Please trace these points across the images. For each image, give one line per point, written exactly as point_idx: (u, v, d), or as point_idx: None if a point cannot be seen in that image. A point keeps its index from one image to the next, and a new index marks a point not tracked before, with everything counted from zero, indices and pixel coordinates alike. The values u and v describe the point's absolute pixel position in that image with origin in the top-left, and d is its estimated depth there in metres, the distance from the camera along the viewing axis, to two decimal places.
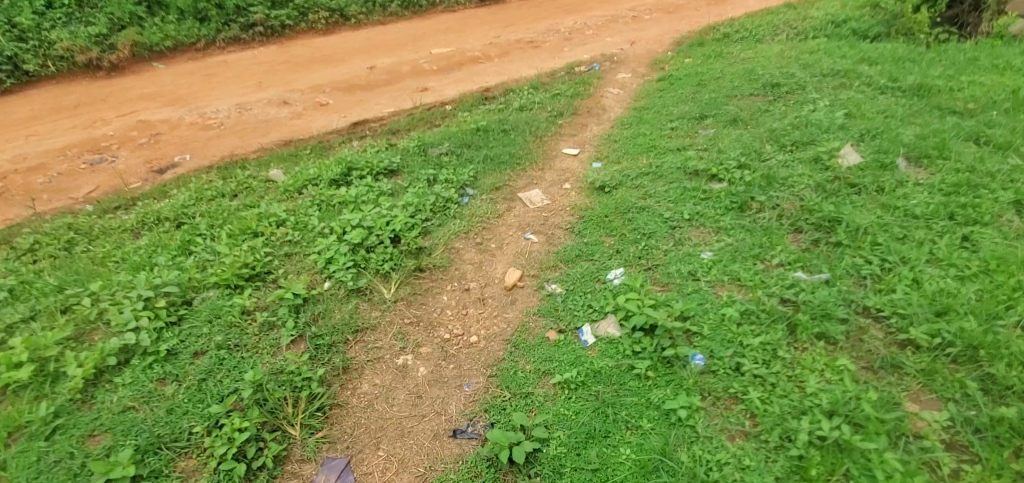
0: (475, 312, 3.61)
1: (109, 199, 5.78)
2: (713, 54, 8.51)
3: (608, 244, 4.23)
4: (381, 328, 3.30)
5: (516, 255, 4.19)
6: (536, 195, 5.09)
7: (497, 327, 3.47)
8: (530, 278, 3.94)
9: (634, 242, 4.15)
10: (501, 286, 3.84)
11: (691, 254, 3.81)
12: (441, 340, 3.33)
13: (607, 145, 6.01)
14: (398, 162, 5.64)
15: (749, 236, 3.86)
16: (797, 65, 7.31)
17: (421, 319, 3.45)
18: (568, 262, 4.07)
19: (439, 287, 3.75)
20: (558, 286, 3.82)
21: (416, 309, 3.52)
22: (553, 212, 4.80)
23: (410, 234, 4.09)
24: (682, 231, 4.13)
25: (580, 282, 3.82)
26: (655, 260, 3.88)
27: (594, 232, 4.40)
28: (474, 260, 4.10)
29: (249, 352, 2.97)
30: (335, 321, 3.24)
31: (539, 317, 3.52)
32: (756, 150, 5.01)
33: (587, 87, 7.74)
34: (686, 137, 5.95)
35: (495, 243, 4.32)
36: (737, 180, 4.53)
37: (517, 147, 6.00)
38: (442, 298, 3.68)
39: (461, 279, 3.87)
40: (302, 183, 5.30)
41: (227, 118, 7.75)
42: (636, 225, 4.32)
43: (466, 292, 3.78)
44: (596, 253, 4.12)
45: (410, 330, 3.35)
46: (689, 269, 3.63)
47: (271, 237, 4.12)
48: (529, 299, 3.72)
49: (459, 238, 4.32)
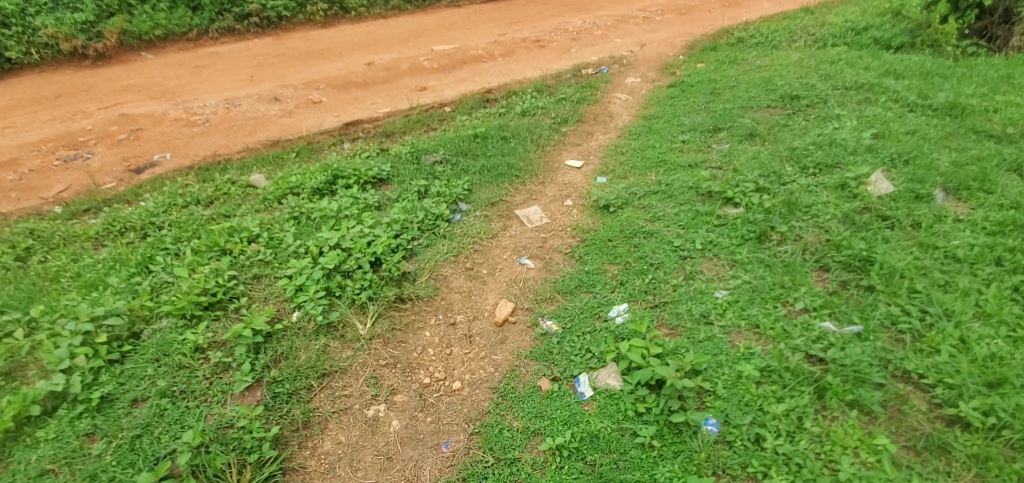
0: (460, 352, 3.22)
1: (80, 201, 5.42)
2: (727, 60, 8.08)
3: (611, 273, 3.84)
4: (352, 371, 2.92)
5: (510, 284, 3.80)
6: (535, 212, 4.69)
7: (483, 371, 3.09)
8: (523, 312, 3.55)
9: (639, 273, 3.75)
10: (491, 321, 3.46)
11: (703, 291, 3.41)
12: (418, 386, 2.94)
13: (613, 158, 5.60)
14: (388, 170, 5.25)
15: (770, 273, 3.47)
16: (818, 75, 6.88)
17: (398, 359, 3.07)
18: (566, 294, 3.68)
19: (421, 321, 3.37)
20: (554, 323, 3.43)
21: (393, 347, 3.13)
22: (552, 233, 4.41)
23: (393, 258, 3.70)
24: (694, 262, 3.73)
25: (579, 319, 3.43)
26: (662, 296, 3.49)
27: (596, 258, 4.00)
28: (463, 288, 3.71)
29: (195, 400, 2.60)
30: (300, 363, 2.86)
31: (531, 361, 3.13)
32: (775, 172, 4.60)
33: (594, 92, 7.32)
34: (698, 152, 5.55)
35: (487, 269, 3.93)
36: (755, 206, 4.12)
37: (516, 156, 5.60)
38: (424, 333, 3.29)
39: (447, 311, 3.49)
40: (283, 191, 4.92)
41: (213, 114, 7.36)
42: (642, 252, 3.92)
43: (452, 327, 3.39)
44: (597, 284, 3.73)
45: (385, 373, 2.96)
46: (701, 311, 3.24)
47: (239, 257, 3.74)
48: (521, 337, 3.33)
49: (447, 262, 3.93)
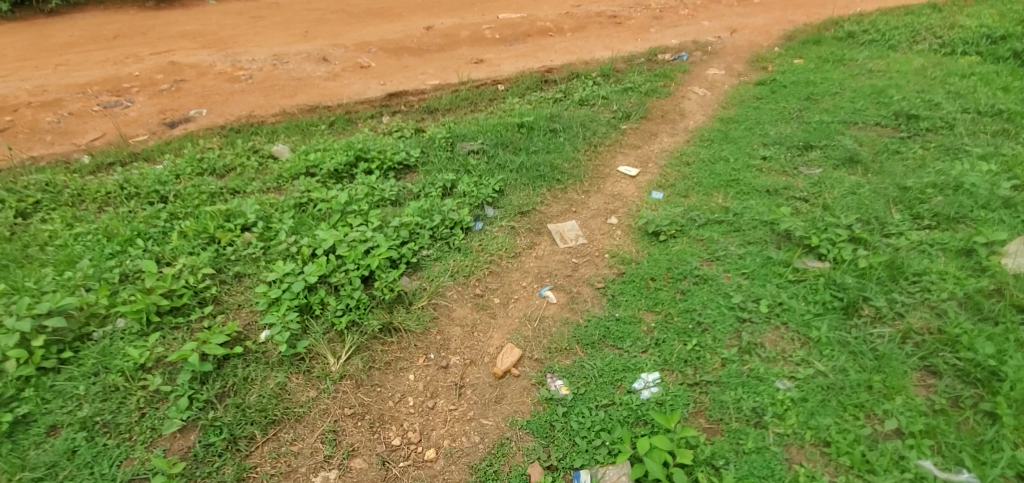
0: (444, 407, 2.68)
1: (105, 153, 5.25)
2: (832, 58, 6.84)
3: (647, 327, 3.12)
4: (309, 420, 2.46)
5: (522, 322, 3.19)
6: (571, 229, 3.99)
7: (466, 439, 2.54)
8: (531, 363, 2.94)
9: (683, 333, 3.01)
10: (490, 369, 2.88)
11: (761, 376, 2.67)
12: (384, 450, 2.45)
13: (676, 169, 4.74)
14: (416, 156, 4.66)
15: (856, 364, 2.67)
16: (945, 91, 5.65)
17: (368, 409, 2.58)
18: (588, 347, 3.01)
19: (408, 359, 2.85)
20: (565, 384, 2.80)
21: (365, 393, 2.64)
22: (585, 259, 3.71)
23: (388, 275, 3.17)
24: (754, 330, 2.96)
25: (597, 384, 2.79)
26: (707, 371, 2.77)
27: (632, 304, 3.29)
28: (465, 320, 3.14)
29: (116, 437, 2.26)
30: (249, 403, 2.43)
31: (527, 435, 2.56)
32: (878, 217, 3.66)
33: (666, 83, 6.39)
34: (781, 175, 4.59)
35: (500, 298, 3.33)
36: (847, 264, 3.25)
37: (563, 155, 4.81)
38: (407, 376, 2.77)
39: (441, 350, 2.94)
40: (299, 169, 4.46)
41: (258, 70, 7.02)
42: (689, 305, 3.18)
43: (442, 371, 2.85)
44: (627, 340, 3.04)
45: (347, 427, 2.48)
46: (754, 406, 2.52)
47: (223, 251, 3.33)
48: (522, 398, 2.74)
49: (453, 284, 3.35)
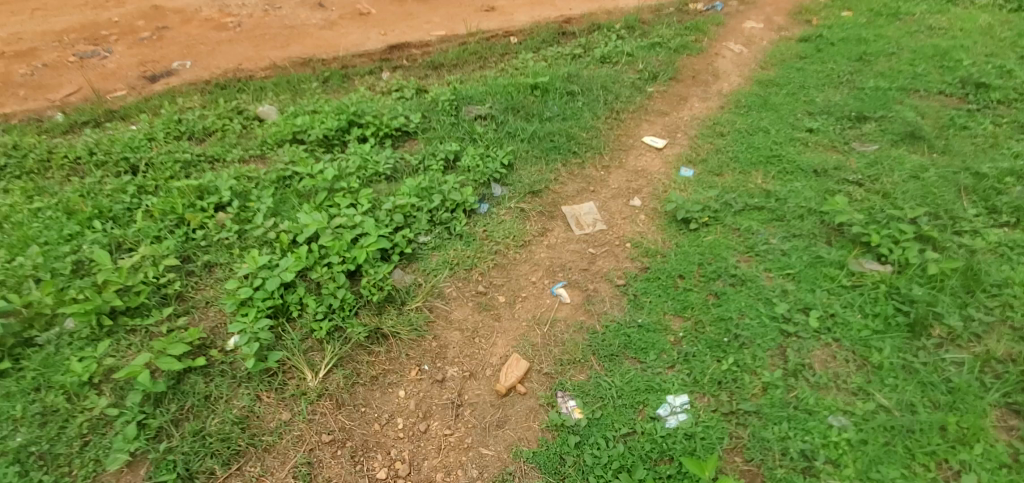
0: (437, 431, 2.33)
1: (80, 111, 4.80)
2: (887, 10, 6.03)
3: (674, 337, 2.71)
4: (281, 451, 2.14)
5: (530, 326, 2.78)
6: (589, 213, 3.51)
7: (462, 473, 2.21)
8: (539, 378, 2.55)
9: (716, 348, 2.60)
10: (492, 385, 2.51)
11: (810, 409, 2.28)
12: None
13: (709, 140, 4.15)
14: (415, 121, 4.12)
15: (925, 399, 2.29)
16: (1018, 56, 4.94)
17: (349, 435, 2.24)
18: (605, 360, 2.61)
19: (397, 372, 2.48)
20: (579, 407, 2.43)
21: (347, 415, 2.29)
22: (603, 250, 3.25)
23: (378, 270, 2.75)
24: (801, 347, 2.54)
25: (615, 408, 2.41)
26: (744, 397, 2.38)
27: (657, 308, 2.85)
28: (465, 324, 2.74)
29: (54, 473, 1.97)
30: (209, 430, 2.11)
31: (532, 471, 2.22)
32: (948, 211, 3.17)
33: (698, 37, 5.68)
34: (830, 151, 4.02)
35: (505, 296, 2.92)
36: (913, 270, 2.78)
37: (581, 123, 4.23)
38: (396, 393, 2.42)
39: (437, 360, 2.57)
40: (283, 134, 3.96)
41: (248, 16, 6.37)
42: (724, 312, 2.75)
43: (437, 386, 2.48)
44: (651, 353, 2.63)
45: (325, 459, 2.16)
46: (802, 448, 2.16)
47: (193, 237, 2.95)
48: (527, 421, 2.38)
49: (453, 279, 2.94)
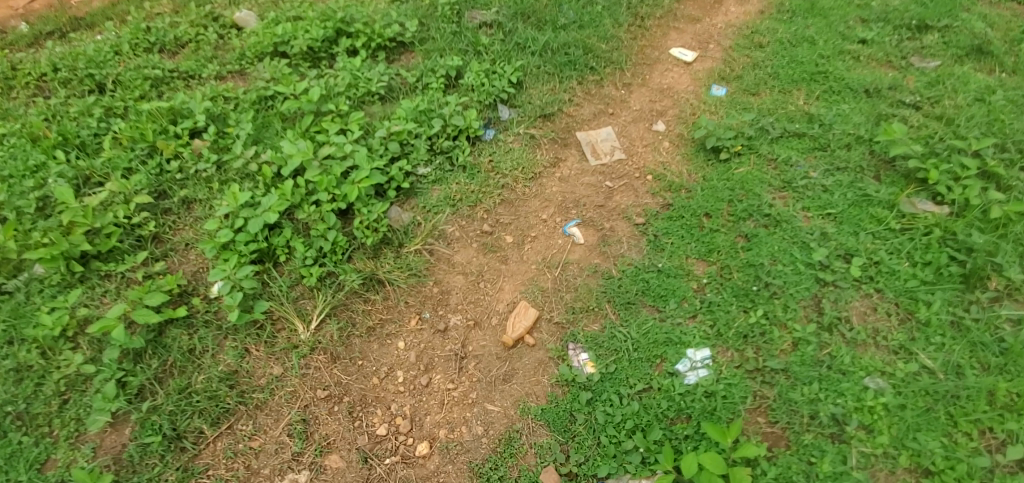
0: (440, 385, 2.19)
1: (41, 18, 4.29)
2: None
3: (697, 284, 2.47)
4: (273, 408, 2.00)
5: (539, 270, 2.55)
6: (606, 140, 3.15)
7: (466, 430, 2.09)
8: (549, 328, 2.37)
9: (744, 297, 2.37)
10: (498, 336, 2.33)
11: (845, 370, 2.11)
12: (366, 442, 2.01)
13: (746, 52, 3.62)
14: (411, 29, 3.62)
15: (973, 358, 2.14)
16: None
17: (346, 390, 2.10)
18: (621, 308, 2.40)
19: (396, 321, 2.30)
20: (591, 361, 2.25)
21: (343, 369, 2.14)
22: (621, 183, 2.94)
23: (371, 209, 2.48)
24: (839, 298, 2.33)
25: (632, 362, 2.24)
26: (771, 354, 2.19)
27: (679, 251, 2.59)
28: (469, 268, 2.52)
29: (34, 433, 1.86)
30: (195, 388, 1.97)
31: (540, 428, 2.09)
32: (1015, 143, 2.86)
33: None
34: (883, 67, 3.52)
35: (513, 236, 2.66)
36: (974, 213, 2.55)
37: (600, 30, 3.68)
38: (394, 345, 2.25)
39: (439, 308, 2.37)
40: (263, 46, 3.50)
41: None
42: (754, 257, 2.50)
43: (439, 336, 2.31)
44: (671, 301, 2.40)
45: (321, 416, 2.02)
46: (833, 412, 2.00)
47: (168, 169, 2.68)
48: (535, 376, 2.23)
49: (455, 217, 2.67)
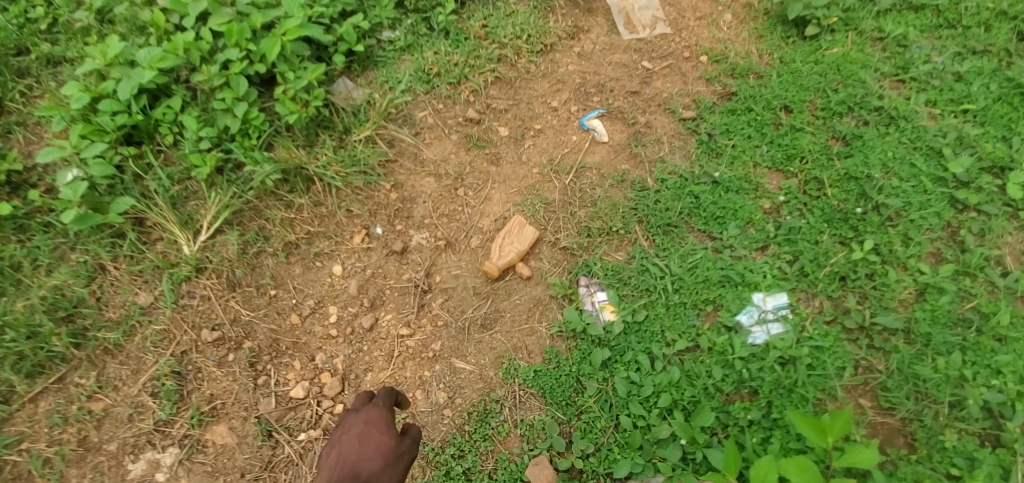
0: (390, 331, 1.51)
1: None
2: None
3: (770, 204, 1.71)
4: (131, 354, 1.37)
5: (542, 176, 1.79)
6: (646, 7, 2.20)
7: (422, 396, 1.44)
8: (552, 255, 1.64)
9: (842, 224, 1.61)
10: (479, 264, 1.62)
11: (1000, 337, 1.40)
12: (270, 409, 1.37)
13: None
14: None
15: None
16: None
17: (248, 330, 1.43)
18: (658, 233, 1.67)
19: (331, 236, 1.58)
20: (610, 304, 1.55)
21: (244, 300, 1.46)
22: (663, 65, 2.09)
23: (301, 74, 1.67)
24: (983, 229, 1.58)
25: (671, 309, 1.53)
26: (883, 306, 1.47)
27: (744, 157, 1.81)
28: (443, 168, 1.77)
29: None
30: (9, 318, 1.35)
31: (532, 399, 1.44)
32: None
33: None
34: None
35: (509, 128, 1.88)
36: None
37: None
38: (327, 270, 1.55)
39: (397, 222, 1.66)
40: None
41: None
42: (857, 167, 1.70)
43: (395, 261, 1.61)
44: (732, 226, 1.66)
45: (205, 368, 1.37)
46: (986, 399, 1.32)
47: (35, 19, 1.87)
48: (527, 322, 1.54)
49: (431, 98, 1.87)
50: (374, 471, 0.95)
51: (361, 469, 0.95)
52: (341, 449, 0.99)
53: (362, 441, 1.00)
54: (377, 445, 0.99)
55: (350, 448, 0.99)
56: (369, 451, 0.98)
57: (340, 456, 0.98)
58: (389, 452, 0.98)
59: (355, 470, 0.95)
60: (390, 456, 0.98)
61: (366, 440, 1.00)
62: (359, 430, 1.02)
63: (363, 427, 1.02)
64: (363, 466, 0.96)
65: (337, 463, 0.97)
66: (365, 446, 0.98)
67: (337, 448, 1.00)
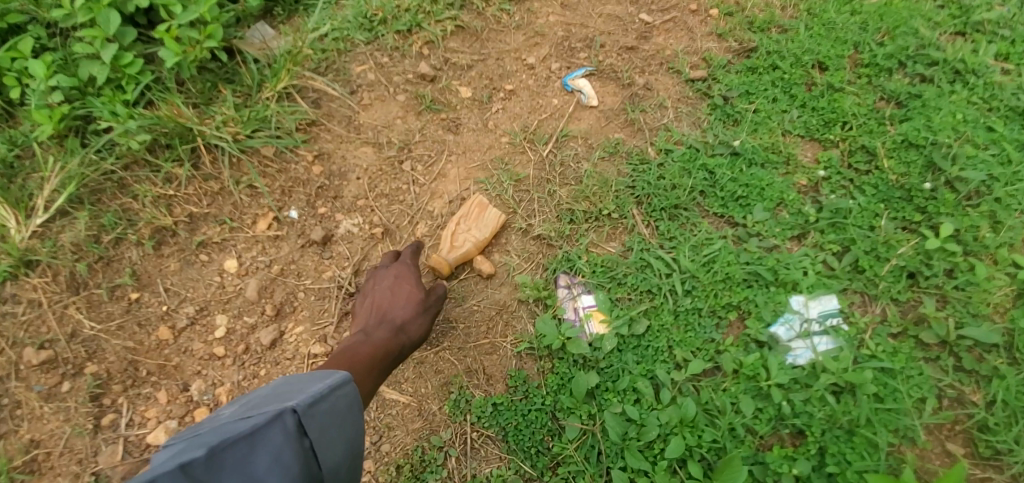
0: (299, 349, 1.13)
1: None
2: None
3: (807, 181, 1.32)
4: None
5: (512, 147, 1.39)
6: None
7: None
8: (522, 246, 1.25)
9: (905, 204, 1.23)
10: (425, 259, 1.23)
11: None
12: (116, 458, 1.03)
13: None
14: None
15: None
16: None
17: (93, 349, 1.08)
18: (662, 218, 1.28)
19: (224, 220, 1.19)
20: (600, 311, 1.16)
21: (90, 306, 1.10)
22: (666, 15, 1.62)
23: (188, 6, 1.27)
24: None
25: (681, 317, 1.14)
26: (972, 314, 1.08)
27: (771, 123, 1.41)
28: (385, 136, 1.36)
29: None
30: None
31: (490, 444, 1.07)
32: None
33: None
34: None
35: (471, 88, 1.47)
36: None
37: None
38: (216, 265, 1.17)
39: (319, 202, 1.26)
40: None
41: None
42: (918, 131, 1.32)
43: (313, 253, 1.21)
44: (759, 208, 1.26)
45: (27, 403, 1.04)
46: None
47: None
48: (486, 337, 1.15)
49: (372, 50, 1.47)
50: (405, 317, 1.06)
51: (393, 315, 1.06)
52: (376, 298, 1.10)
53: (394, 292, 1.09)
54: (406, 296, 1.08)
55: (384, 296, 1.09)
56: (401, 301, 1.08)
57: (377, 302, 1.10)
58: (417, 301, 1.08)
59: (388, 318, 1.06)
60: (419, 305, 1.08)
61: (397, 291, 1.10)
62: (390, 282, 1.11)
63: (394, 280, 1.11)
64: (395, 312, 1.07)
65: (372, 309, 1.08)
66: (396, 296, 1.08)
67: (373, 296, 1.11)
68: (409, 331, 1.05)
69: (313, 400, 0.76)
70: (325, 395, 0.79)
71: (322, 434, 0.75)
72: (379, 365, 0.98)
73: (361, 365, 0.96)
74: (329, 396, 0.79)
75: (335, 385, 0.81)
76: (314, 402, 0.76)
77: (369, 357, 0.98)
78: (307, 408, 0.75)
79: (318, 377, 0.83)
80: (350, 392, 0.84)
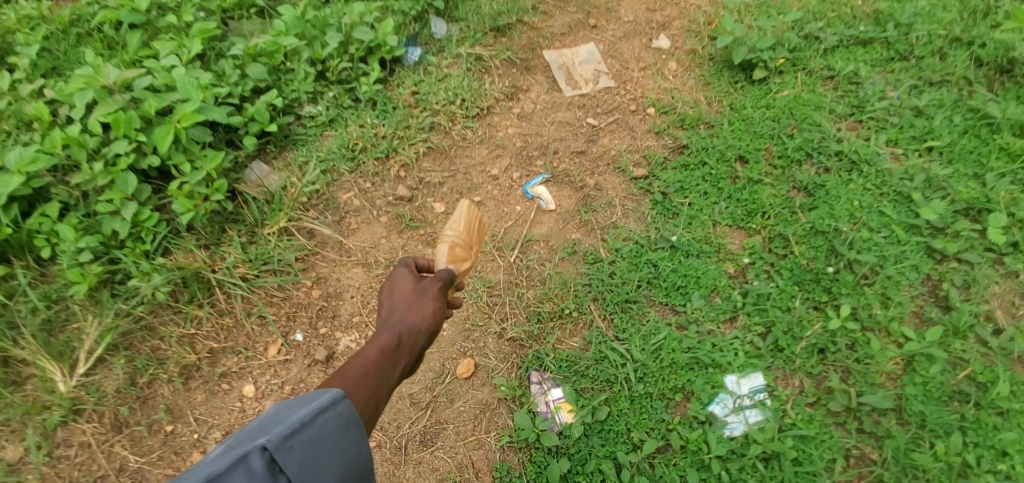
0: None
1: None
2: None
3: (734, 267, 1.56)
4: None
5: (483, 255, 1.62)
6: (588, 61, 2.03)
7: None
8: (497, 347, 1.46)
9: (815, 286, 1.47)
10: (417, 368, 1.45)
11: (1000, 410, 1.26)
12: None
13: None
14: None
15: None
16: None
17: (139, 480, 1.26)
18: (614, 311, 1.50)
19: (240, 351, 1.40)
20: (567, 402, 1.37)
21: (131, 442, 1.28)
22: (609, 118, 1.89)
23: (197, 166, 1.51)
24: (968, 281, 1.44)
25: (634, 402, 1.36)
26: (870, 384, 1.31)
27: (702, 216, 1.65)
28: (373, 256, 1.58)
29: None
30: None
31: None
32: None
33: None
34: None
35: (445, 203, 1.70)
36: None
37: None
38: (237, 392, 1.36)
39: (320, 323, 1.46)
40: None
41: None
42: (823, 219, 1.57)
43: (319, 370, 1.41)
44: (696, 296, 1.49)
45: None
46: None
47: None
48: (473, 434, 1.36)
49: (356, 177, 1.71)
50: (410, 308, 1.07)
51: (398, 311, 1.07)
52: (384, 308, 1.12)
53: (394, 296, 1.12)
54: (403, 290, 1.11)
55: (388, 301, 1.11)
56: (401, 297, 1.10)
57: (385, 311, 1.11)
58: (416, 291, 1.11)
59: (394, 315, 1.07)
60: (416, 293, 1.10)
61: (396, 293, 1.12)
62: (389, 287, 1.14)
63: (392, 287, 1.15)
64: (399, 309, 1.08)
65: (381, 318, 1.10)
66: (396, 295, 1.11)
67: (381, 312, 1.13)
68: (414, 316, 1.06)
69: (293, 431, 0.70)
70: (310, 421, 0.73)
71: (308, 463, 0.71)
72: (395, 354, 0.99)
73: (376, 358, 0.97)
74: (311, 422, 0.73)
75: (320, 408, 0.76)
76: (294, 433, 0.70)
77: (385, 348, 0.99)
78: (283, 440, 0.70)
79: (301, 402, 0.76)
80: (340, 409, 0.78)
